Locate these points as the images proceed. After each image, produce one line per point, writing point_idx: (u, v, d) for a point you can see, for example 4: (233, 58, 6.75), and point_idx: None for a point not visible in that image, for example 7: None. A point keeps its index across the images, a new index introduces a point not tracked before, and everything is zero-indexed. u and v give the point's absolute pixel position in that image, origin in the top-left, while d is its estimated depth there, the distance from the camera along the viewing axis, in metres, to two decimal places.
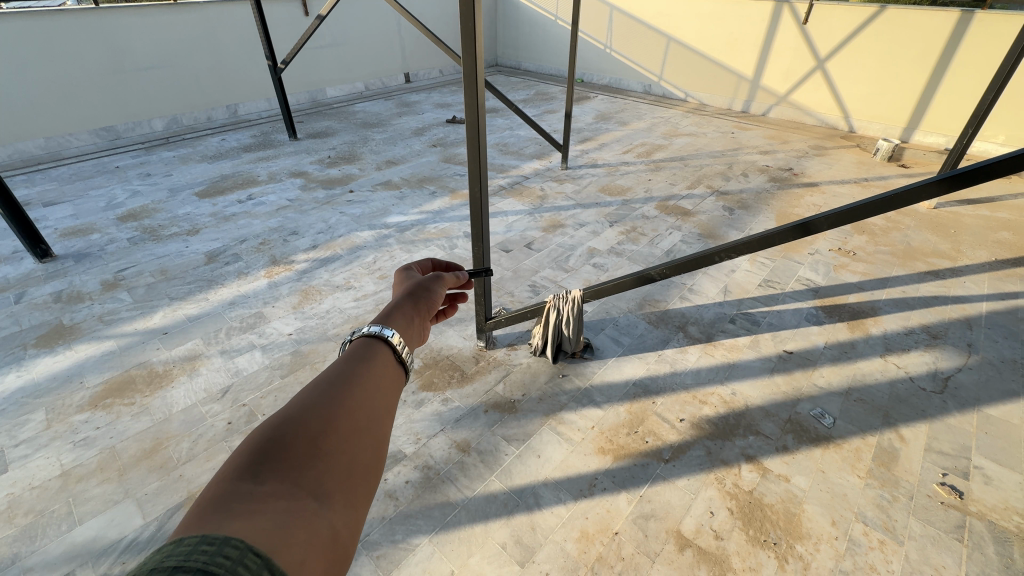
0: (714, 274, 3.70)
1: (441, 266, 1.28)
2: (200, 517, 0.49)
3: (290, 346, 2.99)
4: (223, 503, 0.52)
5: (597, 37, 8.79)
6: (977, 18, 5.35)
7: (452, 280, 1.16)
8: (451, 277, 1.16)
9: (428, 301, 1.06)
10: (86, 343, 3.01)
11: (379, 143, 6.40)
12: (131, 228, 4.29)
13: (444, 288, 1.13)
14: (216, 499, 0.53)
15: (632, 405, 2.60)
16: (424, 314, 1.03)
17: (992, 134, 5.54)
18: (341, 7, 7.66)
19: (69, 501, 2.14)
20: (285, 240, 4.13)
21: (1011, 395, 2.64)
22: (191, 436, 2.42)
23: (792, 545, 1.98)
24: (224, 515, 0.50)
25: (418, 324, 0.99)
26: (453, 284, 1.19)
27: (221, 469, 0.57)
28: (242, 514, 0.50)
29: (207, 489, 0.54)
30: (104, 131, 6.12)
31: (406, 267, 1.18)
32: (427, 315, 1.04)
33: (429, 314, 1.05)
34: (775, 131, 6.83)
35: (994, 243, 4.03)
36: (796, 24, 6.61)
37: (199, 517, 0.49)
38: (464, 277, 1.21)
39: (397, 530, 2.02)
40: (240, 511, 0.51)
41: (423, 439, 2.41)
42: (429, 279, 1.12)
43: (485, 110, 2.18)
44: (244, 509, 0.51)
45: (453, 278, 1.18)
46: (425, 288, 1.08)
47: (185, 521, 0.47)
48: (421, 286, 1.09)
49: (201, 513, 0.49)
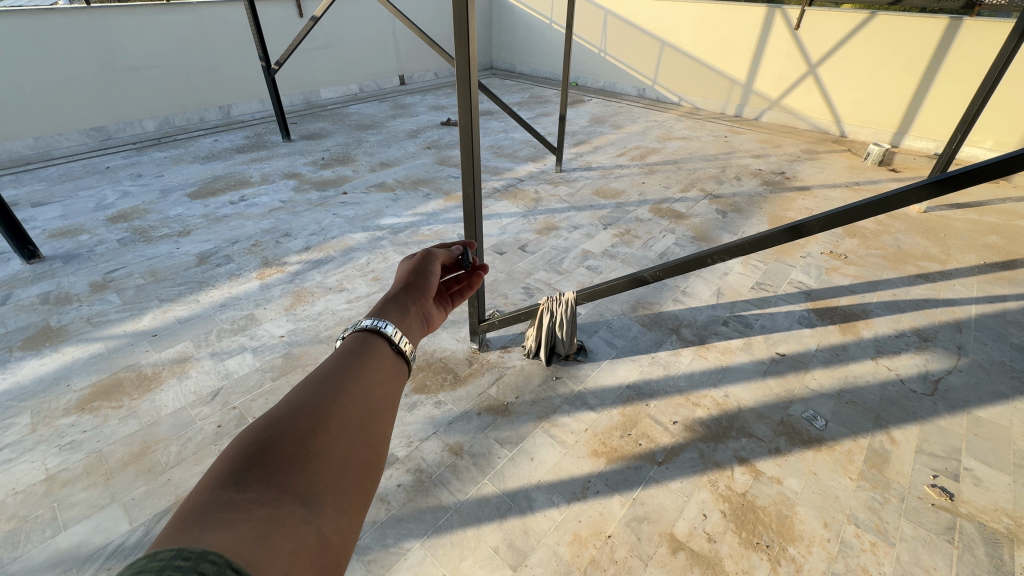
0: (707, 277, 3.71)
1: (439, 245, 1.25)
2: (178, 528, 0.47)
3: (282, 348, 2.97)
4: (203, 514, 0.50)
5: (591, 40, 8.84)
6: (966, 25, 5.42)
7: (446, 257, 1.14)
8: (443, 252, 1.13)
9: (425, 285, 1.04)
10: (73, 345, 2.97)
11: (374, 145, 6.39)
12: (122, 229, 4.25)
13: (439, 267, 1.11)
14: (197, 507, 0.51)
15: (626, 407, 2.59)
16: (420, 299, 1.01)
17: (980, 139, 5.60)
18: (336, 9, 7.65)
19: (53, 506, 2.10)
20: (277, 242, 4.10)
21: (1000, 397, 2.66)
22: (180, 440, 2.39)
23: (785, 547, 1.97)
24: (203, 525, 0.48)
25: (415, 310, 0.97)
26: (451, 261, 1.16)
27: (205, 475, 0.56)
28: (222, 526, 0.49)
29: (188, 498, 0.53)
30: (95, 131, 6.07)
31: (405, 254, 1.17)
32: (425, 299, 1.02)
33: (427, 297, 1.03)
34: (767, 135, 6.88)
35: (982, 247, 4.08)
36: (789, 29, 6.67)
37: (176, 529, 0.47)
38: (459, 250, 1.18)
39: (389, 534, 2.00)
40: (220, 522, 0.49)
41: (415, 442, 2.39)
42: (424, 263, 1.10)
43: (478, 112, 2.18)
44: (225, 519, 0.50)
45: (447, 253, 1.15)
46: (420, 273, 1.07)
47: (163, 533, 0.46)
48: (416, 271, 1.07)
49: (179, 525, 0.48)
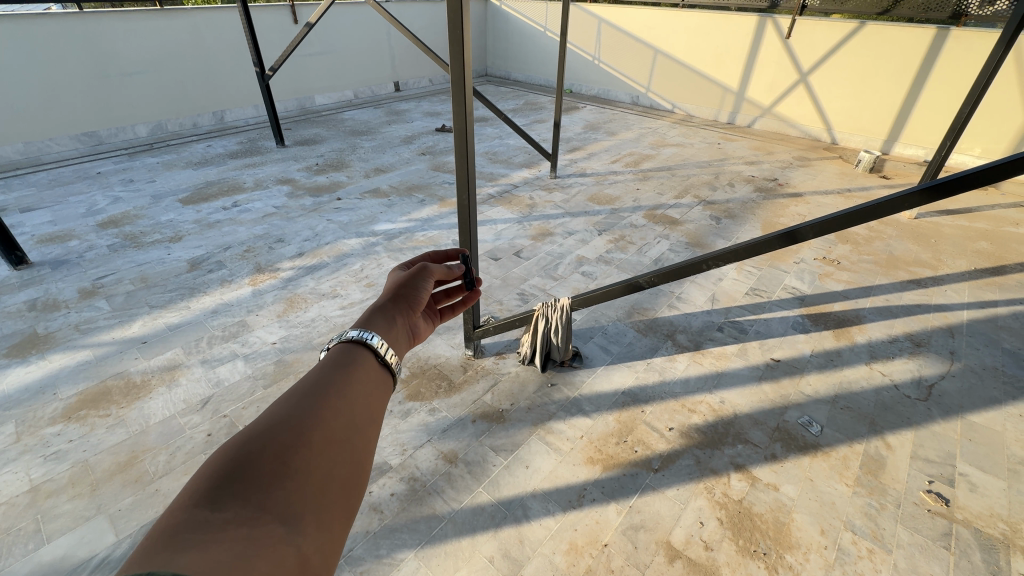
0: (701, 282, 3.72)
1: (431, 257, 1.23)
2: (149, 551, 0.45)
3: (273, 355, 2.93)
4: (177, 535, 0.48)
5: (585, 48, 8.91)
6: (952, 35, 5.52)
7: (440, 271, 1.12)
8: (437, 268, 1.11)
9: (414, 298, 1.03)
10: (60, 353, 2.92)
11: (368, 151, 6.37)
12: (112, 235, 4.20)
13: (431, 281, 1.09)
14: (168, 529, 0.49)
15: (621, 414, 2.58)
16: (408, 312, 1.00)
17: (968, 146, 5.69)
18: (331, 16, 7.68)
19: (37, 518, 2.05)
20: (270, 248, 4.07)
21: (993, 402, 2.68)
22: (169, 449, 2.35)
23: (782, 555, 1.96)
24: (177, 547, 0.46)
25: (402, 322, 0.96)
26: (443, 278, 1.14)
27: (181, 493, 0.54)
28: (197, 547, 0.47)
29: (161, 518, 0.50)
30: (86, 136, 6.01)
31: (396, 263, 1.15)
32: (413, 312, 1.01)
33: (416, 310, 1.02)
34: (760, 142, 6.94)
35: (973, 252, 4.12)
36: (780, 38, 6.76)
37: (147, 551, 0.45)
38: (455, 267, 1.16)
39: (382, 544, 1.96)
40: (194, 544, 0.47)
41: (409, 450, 2.36)
42: (415, 275, 1.08)
43: (472, 118, 2.16)
44: (198, 540, 0.48)
45: (441, 269, 1.13)
46: (412, 285, 1.05)
47: (133, 557, 0.44)
48: (407, 283, 1.05)
49: (149, 549, 0.45)
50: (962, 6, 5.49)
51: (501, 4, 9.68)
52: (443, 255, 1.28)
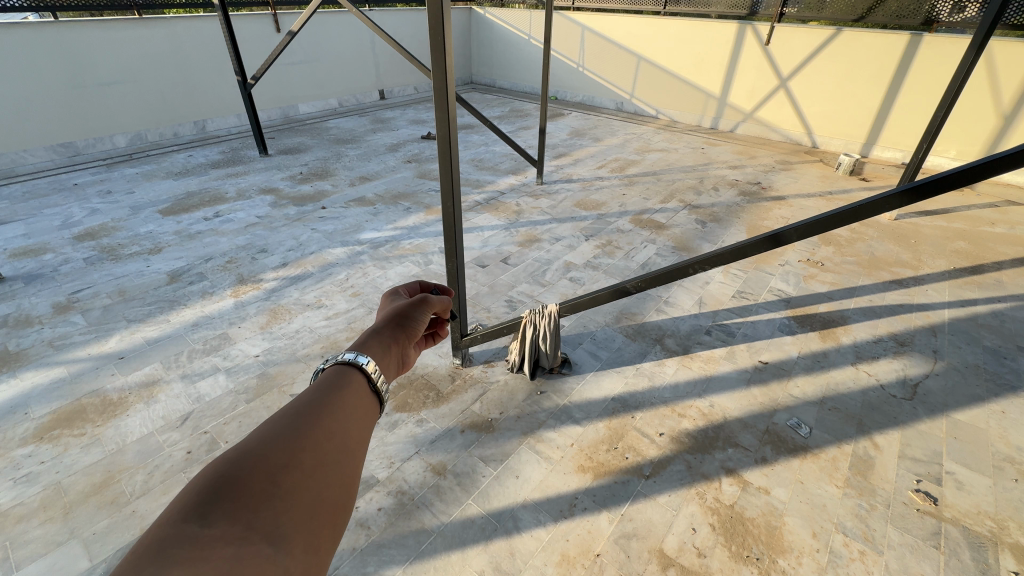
0: (689, 286, 3.73)
1: (433, 289, 1.20)
2: (132, 567, 0.42)
3: (256, 368, 2.86)
4: (161, 551, 0.45)
5: (569, 56, 8.99)
6: (925, 41, 5.68)
7: (439, 303, 1.07)
8: (437, 300, 1.07)
9: (411, 328, 0.98)
10: (33, 370, 2.82)
11: (353, 160, 6.33)
12: (89, 247, 4.09)
13: (429, 312, 1.04)
14: (152, 546, 0.46)
15: (611, 421, 2.56)
16: (404, 340, 0.94)
17: (943, 149, 5.82)
18: (314, 24, 7.65)
19: (6, 544, 1.96)
20: (253, 259, 3.99)
21: (977, 399, 2.71)
22: (146, 467, 2.27)
23: (775, 560, 1.95)
24: (161, 564, 0.43)
25: (397, 350, 0.91)
26: (440, 309, 1.09)
27: (169, 507, 0.51)
28: (181, 563, 0.44)
29: (145, 533, 0.47)
30: (62, 147, 5.87)
31: (393, 290, 1.11)
32: (408, 341, 0.96)
33: (411, 339, 0.97)
34: (742, 146, 7.04)
35: (951, 252, 4.20)
36: (759, 44, 6.87)
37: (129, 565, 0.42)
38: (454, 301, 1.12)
39: (369, 561, 1.91)
40: (182, 559, 0.44)
41: (396, 463, 2.32)
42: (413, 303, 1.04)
43: (456, 125, 2.12)
44: (184, 557, 0.45)
45: (441, 301, 1.09)
46: (408, 314, 1.00)
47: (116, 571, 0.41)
48: (404, 311, 1.01)
49: (128, 567, 0.42)
50: (933, 13, 5.71)
51: (485, 13, 9.75)
52: (442, 287, 1.24)
